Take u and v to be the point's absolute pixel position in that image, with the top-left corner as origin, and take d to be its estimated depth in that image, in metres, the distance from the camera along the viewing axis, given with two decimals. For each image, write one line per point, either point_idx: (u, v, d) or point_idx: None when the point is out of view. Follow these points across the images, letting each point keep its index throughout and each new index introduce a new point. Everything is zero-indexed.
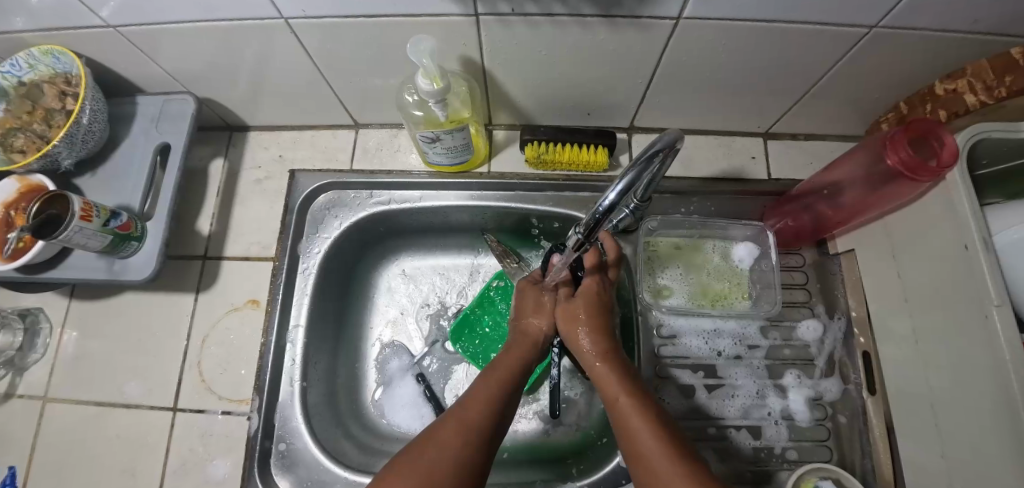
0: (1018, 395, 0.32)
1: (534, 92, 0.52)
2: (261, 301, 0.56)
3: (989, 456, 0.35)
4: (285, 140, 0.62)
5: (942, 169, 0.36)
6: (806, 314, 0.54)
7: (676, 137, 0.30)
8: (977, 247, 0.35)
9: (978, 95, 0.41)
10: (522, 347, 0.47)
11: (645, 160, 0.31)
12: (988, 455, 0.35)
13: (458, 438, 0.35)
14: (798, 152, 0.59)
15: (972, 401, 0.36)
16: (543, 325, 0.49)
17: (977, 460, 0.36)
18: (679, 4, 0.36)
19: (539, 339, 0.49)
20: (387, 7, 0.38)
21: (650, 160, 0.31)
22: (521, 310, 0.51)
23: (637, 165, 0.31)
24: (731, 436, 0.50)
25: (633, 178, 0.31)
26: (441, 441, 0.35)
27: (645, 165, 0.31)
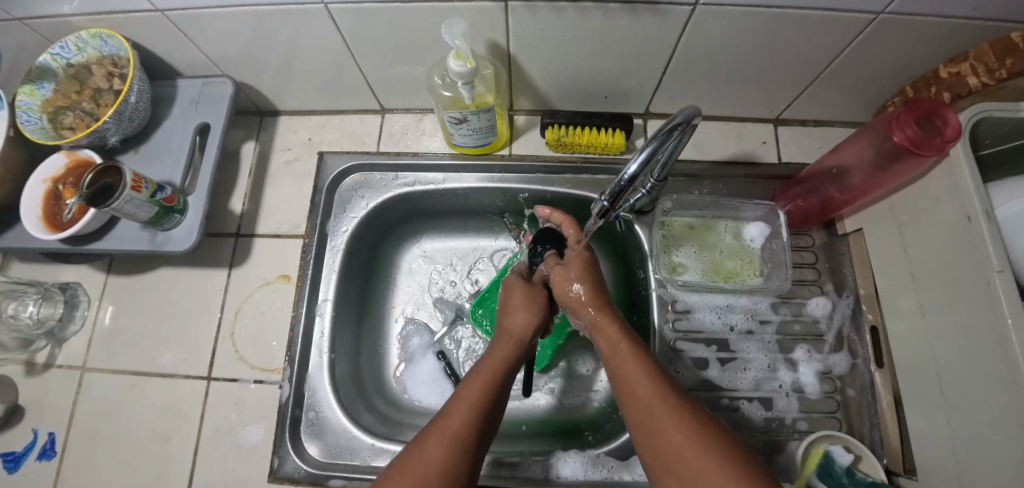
0: (1018, 353, 0.34)
1: (555, 77, 0.55)
2: (292, 276, 0.58)
3: (991, 416, 0.37)
4: (313, 125, 0.65)
5: (947, 144, 0.39)
6: (815, 292, 0.56)
7: (695, 111, 0.33)
8: (980, 218, 0.37)
9: (980, 77, 0.43)
10: (514, 336, 0.47)
11: (665, 133, 0.33)
12: (990, 416, 0.37)
13: (479, 397, 0.38)
14: (807, 138, 0.62)
15: (975, 365, 0.38)
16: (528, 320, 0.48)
17: (979, 421, 0.38)
18: None
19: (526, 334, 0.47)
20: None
21: (670, 132, 0.33)
22: (508, 307, 0.51)
23: (657, 138, 0.34)
24: (743, 406, 0.52)
25: (654, 149, 0.34)
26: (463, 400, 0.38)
27: (665, 138, 0.33)
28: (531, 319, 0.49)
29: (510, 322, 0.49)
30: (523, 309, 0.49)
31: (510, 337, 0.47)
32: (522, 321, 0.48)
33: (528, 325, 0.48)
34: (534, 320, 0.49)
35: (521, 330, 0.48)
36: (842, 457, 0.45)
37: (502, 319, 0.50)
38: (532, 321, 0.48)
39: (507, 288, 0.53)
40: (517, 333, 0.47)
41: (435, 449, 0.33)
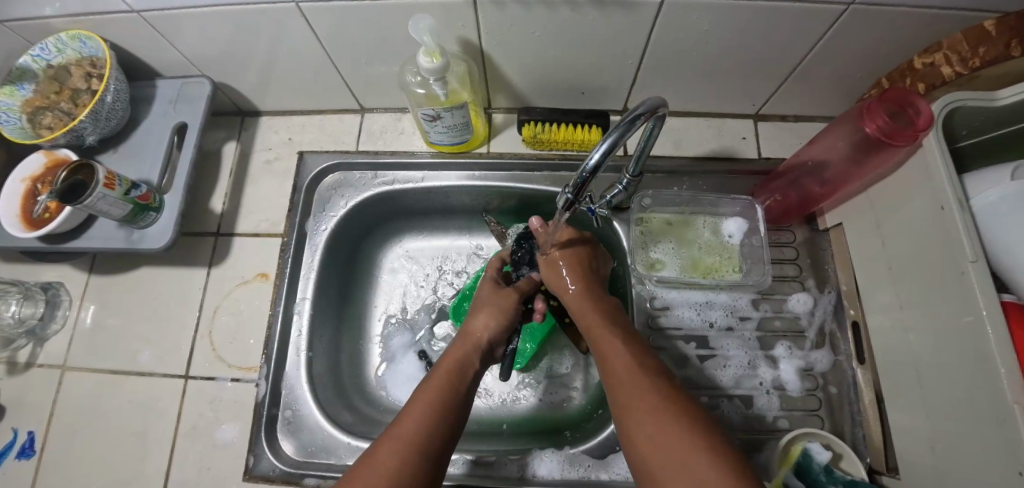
0: (993, 345, 0.33)
1: (530, 74, 0.55)
2: (270, 275, 0.58)
3: (967, 411, 0.36)
4: (294, 125, 0.65)
5: (919, 134, 0.38)
6: (796, 289, 0.55)
7: (656, 101, 0.33)
8: (953, 207, 0.37)
9: (953, 66, 0.42)
10: (475, 340, 0.47)
11: (627, 122, 0.33)
12: (966, 411, 0.36)
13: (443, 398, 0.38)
14: (788, 133, 0.61)
15: (951, 360, 0.38)
16: (489, 326, 0.48)
17: (956, 416, 0.37)
18: None
19: (484, 339, 0.48)
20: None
21: (632, 122, 0.33)
22: (477, 308, 0.51)
23: (620, 127, 0.33)
24: (722, 404, 0.51)
25: (617, 138, 0.33)
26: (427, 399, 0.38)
27: (628, 127, 0.33)
28: (494, 322, 0.49)
29: (475, 325, 0.49)
30: (485, 311, 0.50)
31: (471, 341, 0.47)
32: (482, 325, 0.49)
33: (487, 327, 0.48)
34: (498, 326, 0.49)
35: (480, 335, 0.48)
36: (820, 454, 0.44)
37: (465, 322, 0.50)
38: (493, 326, 0.49)
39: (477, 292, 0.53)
40: (477, 335, 0.48)
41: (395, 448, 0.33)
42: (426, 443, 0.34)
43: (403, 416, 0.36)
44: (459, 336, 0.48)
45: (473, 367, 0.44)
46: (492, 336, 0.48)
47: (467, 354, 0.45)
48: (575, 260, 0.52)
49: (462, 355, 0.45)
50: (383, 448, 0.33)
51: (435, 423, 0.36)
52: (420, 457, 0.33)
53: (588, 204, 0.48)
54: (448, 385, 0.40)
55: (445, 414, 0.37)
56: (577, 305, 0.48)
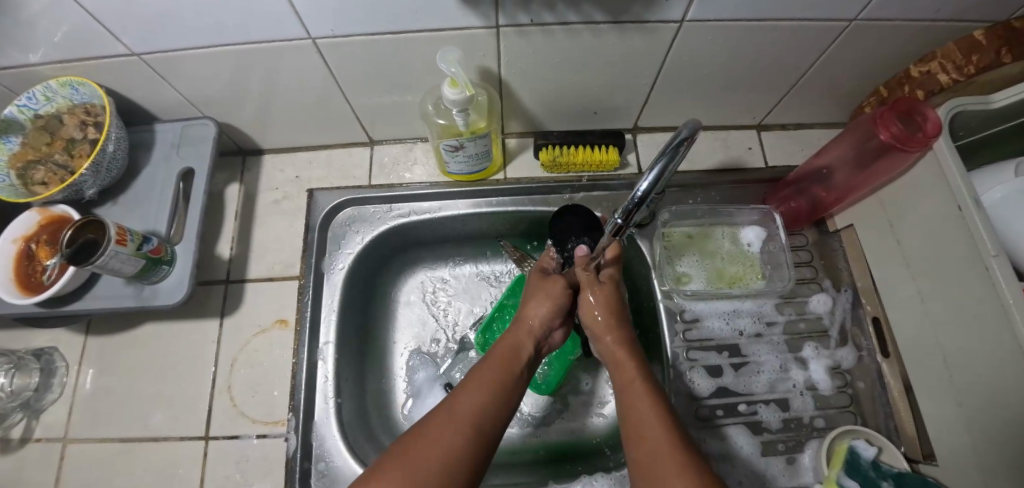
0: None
1: (545, 98, 0.55)
2: (289, 321, 0.56)
3: (1002, 397, 0.38)
4: (300, 161, 0.63)
5: (929, 139, 0.41)
6: (815, 290, 0.57)
7: (698, 122, 0.32)
8: (970, 207, 0.39)
9: (950, 73, 0.47)
10: (530, 326, 0.48)
11: (673, 148, 0.34)
12: (1001, 397, 0.38)
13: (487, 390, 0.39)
14: (789, 141, 0.64)
15: (982, 349, 0.39)
16: (541, 312, 0.48)
17: (992, 402, 0.39)
18: (683, 7, 0.40)
19: (536, 327, 0.48)
20: (411, 20, 0.41)
21: (677, 147, 0.34)
22: (526, 296, 0.50)
23: (665, 153, 0.35)
24: (759, 410, 0.52)
25: (663, 166, 0.35)
26: (474, 387, 0.39)
27: (673, 153, 0.34)
28: (549, 309, 0.48)
29: (529, 309, 0.48)
30: (538, 297, 0.49)
31: (525, 328, 0.47)
32: (534, 309, 0.48)
33: (541, 315, 0.48)
34: (549, 312, 0.48)
35: (533, 322, 0.48)
36: (866, 450, 0.46)
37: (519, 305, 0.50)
38: (546, 311, 0.48)
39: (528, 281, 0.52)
40: (533, 324, 0.48)
41: (440, 433, 0.34)
42: (469, 434, 0.35)
43: (450, 399, 0.38)
44: (512, 323, 0.48)
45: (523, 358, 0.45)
46: (543, 323, 0.48)
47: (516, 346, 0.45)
48: (613, 299, 0.49)
49: (511, 345, 0.45)
50: (427, 434, 0.34)
51: (483, 412, 0.37)
52: (459, 456, 0.33)
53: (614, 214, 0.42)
54: (490, 386, 0.40)
55: (491, 405, 0.38)
56: (613, 354, 0.46)
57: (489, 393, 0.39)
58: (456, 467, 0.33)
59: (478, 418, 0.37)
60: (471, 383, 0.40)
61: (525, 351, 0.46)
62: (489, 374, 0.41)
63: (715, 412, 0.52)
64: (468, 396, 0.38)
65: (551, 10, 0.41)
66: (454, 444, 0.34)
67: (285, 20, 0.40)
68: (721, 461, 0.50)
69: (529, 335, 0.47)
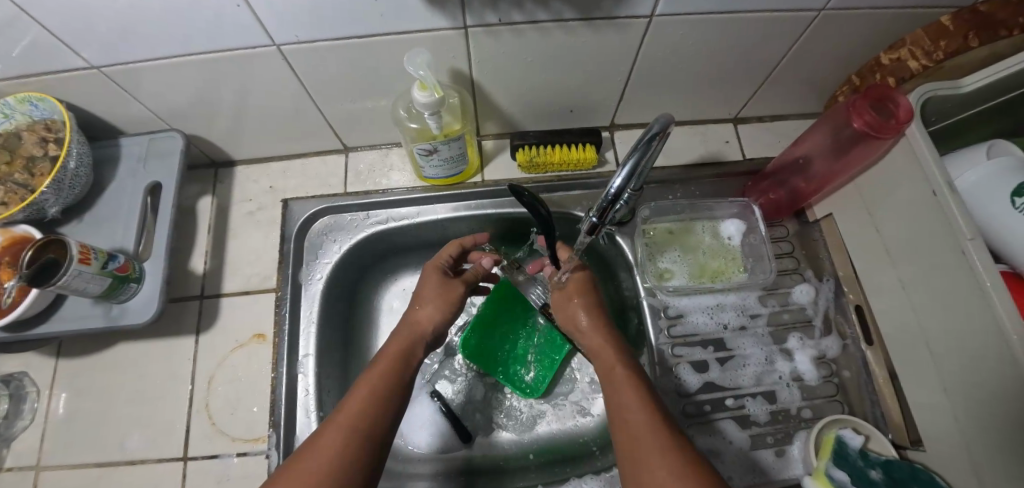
0: (1003, 316, 0.35)
1: (519, 98, 0.55)
2: (268, 335, 0.55)
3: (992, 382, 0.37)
4: (274, 171, 0.62)
5: (902, 126, 0.41)
6: (798, 280, 0.57)
7: (669, 118, 0.33)
8: (945, 193, 0.39)
9: (920, 60, 0.47)
10: (421, 329, 0.48)
11: (645, 143, 0.34)
12: (991, 382, 0.37)
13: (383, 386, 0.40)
14: (766, 133, 0.64)
15: (966, 335, 0.39)
16: (433, 314, 0.50)
17: (980, 387, 0.39)
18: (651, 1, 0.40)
19: (427, 329, 0.49)
20: (377, 23, 0.40)
21: (650, 143, 0.34)
22: (419, 298, 0.51)
23: (637, 150, 0.35)
24: (747, 404, 0.52)
25: (635, 162, 0.35)
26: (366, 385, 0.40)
27: (644, 149, 0.34)
28: (441, 310, 0.50)
29: (423, 311, 0.50)
30: (434, 302, 0.50)
31: (415, 327, 0.49)
32: (426, 315, 0.50)
33: (433, 319, 0.50)
34: (442, 318, 0.50)
35: (424, 325, 0.49)
36: (853, 439, 0.46)
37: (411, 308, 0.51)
38: (439, 313, 0.50)
39: (422, 278, 0.53)
40: (424, 325, 0.49)
41: (332, 438, 0.35)
42: (362, 437, 0.36)
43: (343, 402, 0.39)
44: (403, 322, 0.49)
45: (415, 358, 0.46)
46: (438, 325, 0.50)
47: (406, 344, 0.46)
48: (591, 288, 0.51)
49: (404, 345, 0.46)
50: (320, 439, 0.35)
51: (375, 413, 0.38)
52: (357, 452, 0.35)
53: (591, 214, 0.41)
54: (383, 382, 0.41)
55: (386, 403, 0.39)
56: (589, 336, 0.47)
57: (383, 391, 0.40)
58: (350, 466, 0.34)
59: (373, 418, 0.37)
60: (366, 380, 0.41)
61: (416, 351, 0.46)
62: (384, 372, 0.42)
63: (703, 408, 0.52)
64: (358, 394, 0.39)
65: (518, 8, 0.40)
66: (344, 448, 0.35)
67: (246, 27, 0.39)
68: (711, 458, 0.49)
69: (419, 335, 0.48)
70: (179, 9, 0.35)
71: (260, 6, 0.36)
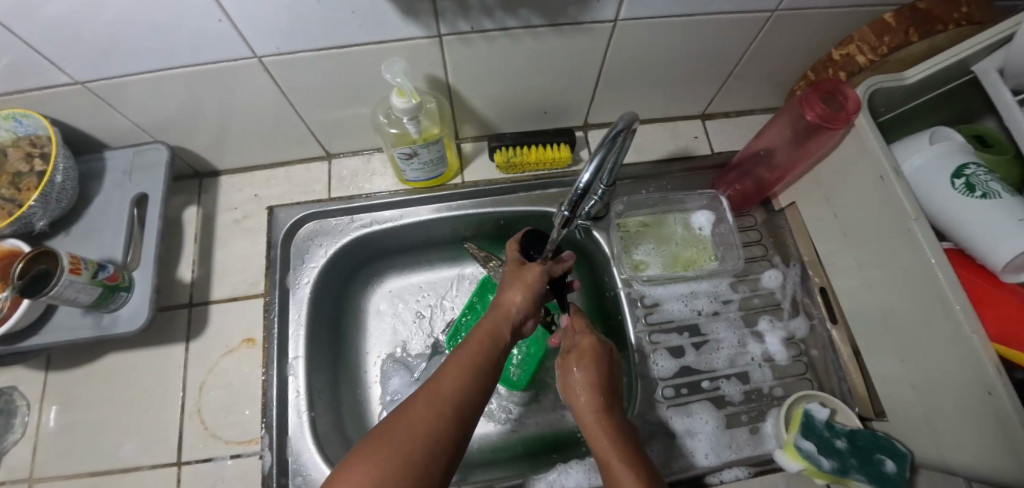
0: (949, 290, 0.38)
1: (495, 101, 0.57)
2: (257, 339, 0.56)
3: (944, 350, 0.40)
4: (258, 179, 0.63)
5: (851, 116, 0.45)
6: (767, 266, 0.60)
7: (633, 117, 0.35)
8: (891, 177, 0.42)
9: (866, 55, 0.50)
10: (506, 314, 0.44)
11: (609, 141, 0.36)
12: (943, 350, 0.40)
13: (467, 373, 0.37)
14: (732, 128, 0.67)
15: (919, 309, 0.42)
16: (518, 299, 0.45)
17: (934, 356, 0.42)
18: (614, 7, 0.43)
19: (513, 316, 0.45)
20: (355, 34, 0.42)
21: (615, 139, 0.36)
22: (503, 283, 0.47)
23: (603, 146, 0.37)
24: (722, 386, 0.55)
25: (601, 158, 0.37)
26: (456, 368, 0.37)
27: (610, 145, 0.37)
28: (527, 295, 0.45)
29: (507, 296, 0.45)
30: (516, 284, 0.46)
31: (501, 313, 0.44)
32: (512, 298, 0.45)
33: (515, 301, 0.45)
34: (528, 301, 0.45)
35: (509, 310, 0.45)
36: (819, 412, 0.49)
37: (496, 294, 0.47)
38: (527, 298, 0.45)
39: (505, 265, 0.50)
40: (510, 310, 0.45)
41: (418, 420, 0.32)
42: (449, 423, 0.33)
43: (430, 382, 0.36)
44: (488, 310, 0.45)
45: (501, 345, 0.42)
46: (522, 312, 0.45)
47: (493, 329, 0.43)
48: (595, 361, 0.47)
49: (489, 330, 0.42)
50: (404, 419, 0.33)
51: (462, 399, 0.35)
52: (439, 439, 0.32)
53: (563, 207, 0.43)
54: (469, 367, 0.38)
55: (472, 393, 0.36)
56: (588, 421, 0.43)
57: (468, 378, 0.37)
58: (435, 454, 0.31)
59: (462, 403, 0.35)
60: (453, 363, 0.38)
61: (504, 333, 0.43)
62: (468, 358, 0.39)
63: (680, 390, 0.54)
64: (445, 380, 0.36)
65: (489, 16, 0.43)
66: (436, 429, 0.32)
67: (228, 40, 0.41)
68: (688, 438, 0.52)
69: (505, 321, 0.44)
70: (162, 23, 0.37)
71: (241, 19, 0.38)
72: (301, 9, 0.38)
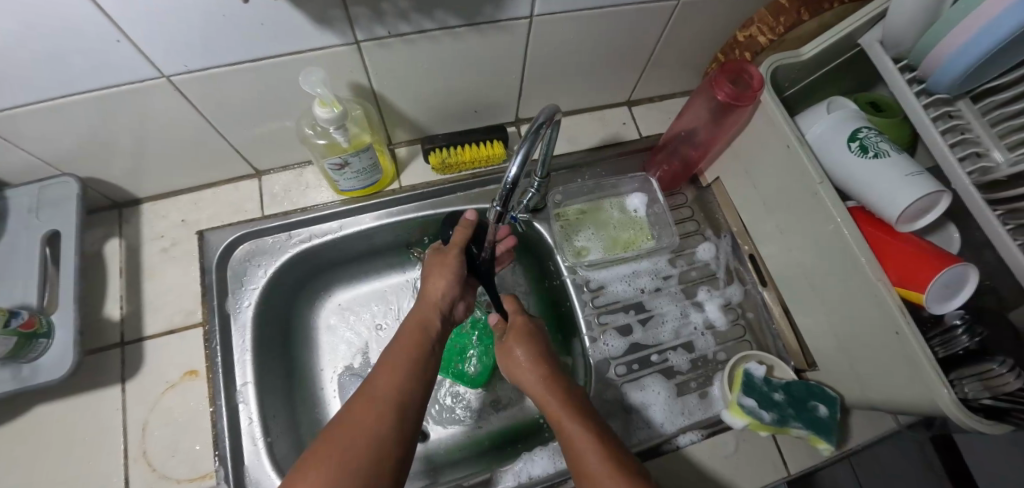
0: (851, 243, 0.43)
1: (424, 104, 0.57)
2: (200, 370, 0.54)
3: (854, 295, 0.45)
4: (184, 204, 0.60)
5: (756, 93, 0.48)
6: (700, 240, 0.64)
7: (553, 109, 0.37)
8: (797, 144, 0.46)
9: (766, 35, 0.54)
10: (434, 304, 0.51)
11: (533, 133, 0.37)
12: (854, 295, 0.45)
13: (401, 365, 0.43)
14: (657, 112, 0.70)
15: (833, 262, 0.46)
16: (443, 287, 0.52)
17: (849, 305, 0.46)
18: (526, 4, 0.44)
19: (439, 301, 0.51)
20: (266, 45, 0.41)
21: (538, 131, 0.38)
22: (427, 275, 0.53)
23: (527, 139, 0.38)
24: (670, 357, 0.57)
25: (527, 149, 0.38)
26: (391, 365, 0.42)
27: (534, 137, 0.38)
28: (450, 281, 0.52)
29: (431, 285, 0.51)
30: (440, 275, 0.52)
31: (429, 303, 0.51)
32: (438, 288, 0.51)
33: (443, 291, 0.52)
34: (451, 287, 0.52)
35: (436, 298, 0.51)
36: (757, 370, 0.52)
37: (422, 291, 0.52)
38: (449, 284, 0.52)
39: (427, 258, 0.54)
40: (437, 298, 0.51)
41: (362, 416, 0.37)
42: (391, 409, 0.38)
43: (367, 383, 0.41)
44: (417, 300, 0.52)
45: (430, 328, 0.49)
46: (447, 297, 0.52)
47: (422, 318, 0.49)
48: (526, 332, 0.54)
49: (420, 321, 0.49)
50: (352, 419, 0.37)
51: (399, 389, 0.41)
52: (386, 425, 0.37)
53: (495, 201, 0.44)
54: (404, 360, 0.43)
55: (405, 381, 0.42)
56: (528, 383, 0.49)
57: (403, 369, 0.42)
58: (383, 436, 0.36)
59: (401, 393, 0.40)
60: (388, 362, 0.43)
61: (433, 321, 0.50)
62: (401, 352, 0.44)
63: (631, 367, 0.57)
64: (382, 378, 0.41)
65: (404, 19, 0.42)
66: (381, 420, 0.37)
67: (129, 62, 0.39)
68: (643, 411, 0.54)
69: (434, 309, 0.51)
70: (53, 52, 0.35)
71: (141, 39, 0.36)
72: (205, 26, 0.36)
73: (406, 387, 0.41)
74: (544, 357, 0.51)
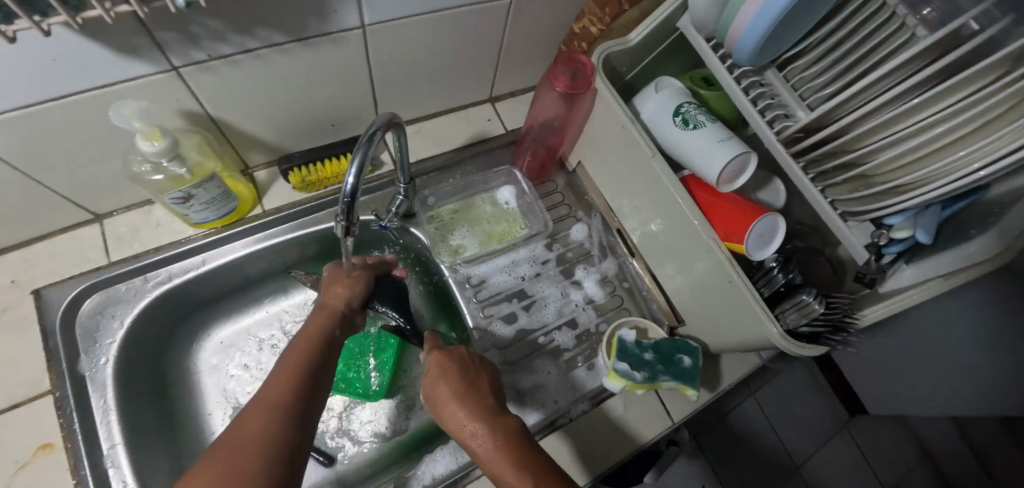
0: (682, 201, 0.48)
1: (274, 125, 0.55)
2: (56, 442, 0.48)
3: (692, 251, 0.50)
4: (12, 263, 0.54)
5: (590, 80, 0.52)
6: (573, 222, 0.67)
7: (383, 120, 0.39)
8: (631, 124, 0.50)
9: (596, 26, 0.58)
10: (334, 308, 0.47)
11: (368, 140, 0.38)
12: (692, 251, 0.50)
13: (299, 372, 0.38)
14: (521, 105, 0.73)
15: (676, 225, 0.51)
16: (343, 294, 0.49)
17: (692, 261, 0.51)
18: (354, 12, 0.44)
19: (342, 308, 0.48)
20: (66, 83, 0.37)
21: (372, 139, 0.38)
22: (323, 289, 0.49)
23: (363, 146, 0.38)
24: (555, 336, 0.61)
25: (362, 156, 0.38)
26: (287, 370, 0.38)
27: (369, 143, 0.38)
28: (350, 294, 0.49)
29: (330, 296, 0.48)
30: (341, 284, 0.49)
31: (327, 310, 0.47)
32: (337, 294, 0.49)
33: (344, 298, 0.49)
34: (353, 294, 0.50)
35: (336, 304, 0.48)
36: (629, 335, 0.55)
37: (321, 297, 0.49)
38: (349, 294, 0.49)
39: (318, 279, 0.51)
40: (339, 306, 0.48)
41: (256, 419, 0.32)
42: (287, 413, 0.33)
43: (261, 391, 0.35)
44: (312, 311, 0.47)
45: (332, 335, 0.44)
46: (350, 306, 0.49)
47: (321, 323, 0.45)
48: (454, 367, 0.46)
49: (320, 326, 0.44)
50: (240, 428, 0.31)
51: (296, 396, 0.35)
52: (283, 428, 0.32)
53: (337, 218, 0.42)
54: (301, 365, 0.38)
55: (304, 387, 0.37)
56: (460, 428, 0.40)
57: (301, 376, 0.37)
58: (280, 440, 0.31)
59: (297, 400, 0.35)
60: (283, 369, 0.38)
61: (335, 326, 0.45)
62: (298, 356, 0.39)
63: (521, 353, 0.59)
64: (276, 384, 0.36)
65: (222, 41, 0.40)
66: (275, 425, 0.32)
67: None
68: (535, 392, 0.56)
69: (332, 317, 0.46)
70: None
71: None
72: None
73: (304, 393, 0.36)
74: (467, 390, 0.43)
